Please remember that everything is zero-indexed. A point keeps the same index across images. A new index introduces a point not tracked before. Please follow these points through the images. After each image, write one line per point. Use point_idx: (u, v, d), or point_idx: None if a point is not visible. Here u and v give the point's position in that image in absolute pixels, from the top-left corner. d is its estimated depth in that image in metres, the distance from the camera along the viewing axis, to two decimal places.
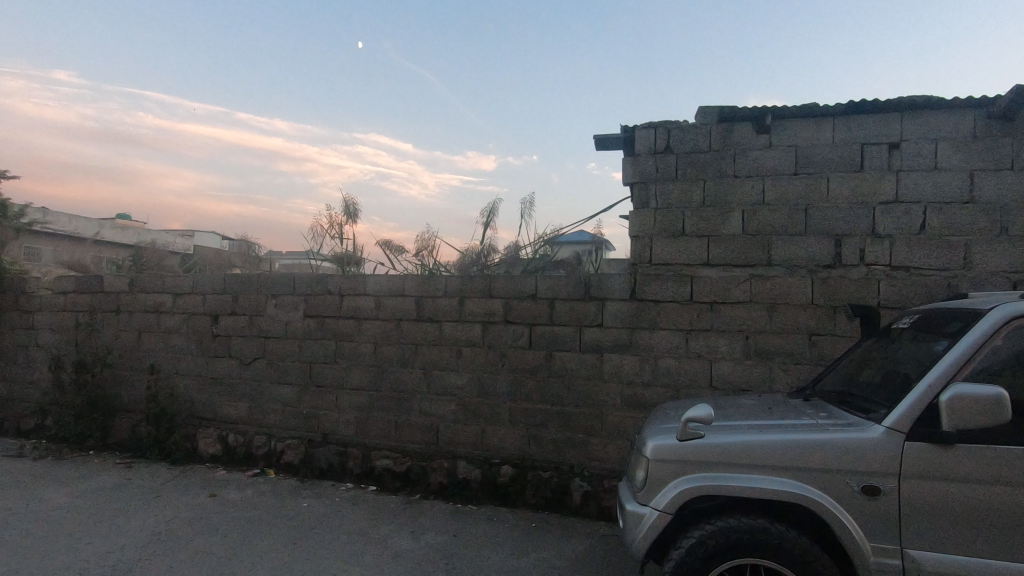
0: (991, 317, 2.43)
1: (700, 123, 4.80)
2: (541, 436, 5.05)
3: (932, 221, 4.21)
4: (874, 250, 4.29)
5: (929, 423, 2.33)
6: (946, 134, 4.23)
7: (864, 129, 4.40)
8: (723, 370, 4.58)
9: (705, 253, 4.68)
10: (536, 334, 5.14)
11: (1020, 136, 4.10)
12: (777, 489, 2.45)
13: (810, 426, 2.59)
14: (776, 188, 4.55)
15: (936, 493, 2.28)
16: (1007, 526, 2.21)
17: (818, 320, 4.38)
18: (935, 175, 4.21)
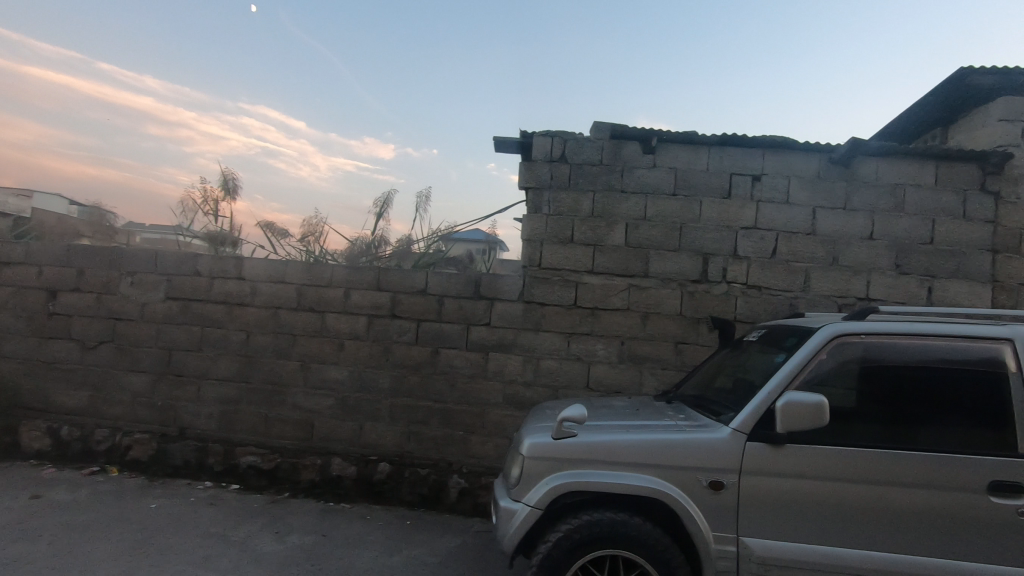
0: (820, 334, 2.80)
1: (593, 137, 5.05)
2: (421, 433, 5.01)
3: (781, 247, 4.78)
4: (734, 270, 4.78)
5: (766, 425, 2.65)
6: (797, 173, 4.82)
7: (733, 161, 4.88)
8: (599, 373, 4.85)
9: (590, 260, 4.93)
10: (423, 330, 5.09)
11: (854, 181, 4.77)
12: (638, 485, 2.64)
13: (670, 427, 2.83)
14: (656, 206, 4.91)
15: (768, 486, 2.58)
16: (820, 516, 2.54)
17: (684, 330, 4.79)
18: (786, 207, 4.79)
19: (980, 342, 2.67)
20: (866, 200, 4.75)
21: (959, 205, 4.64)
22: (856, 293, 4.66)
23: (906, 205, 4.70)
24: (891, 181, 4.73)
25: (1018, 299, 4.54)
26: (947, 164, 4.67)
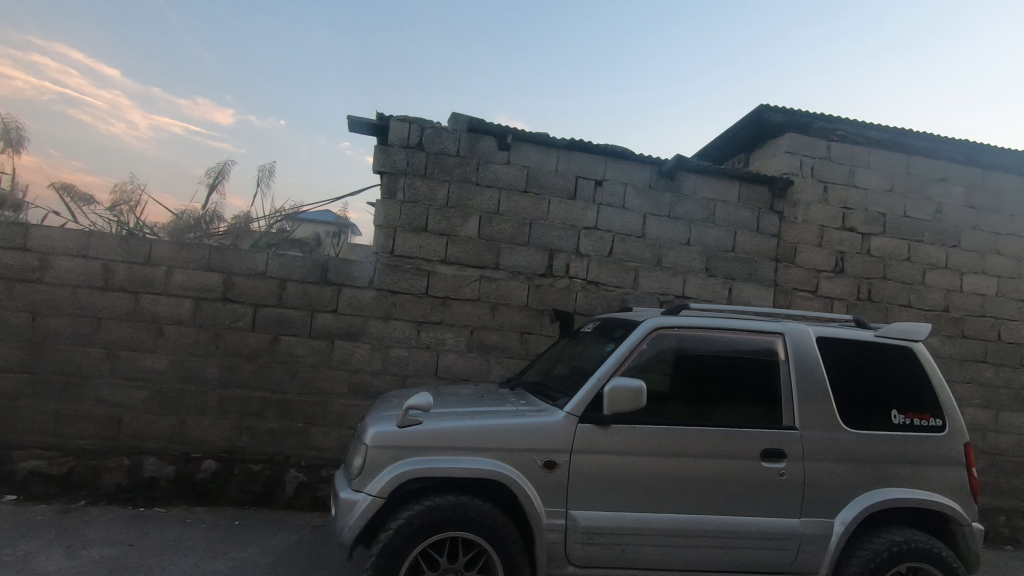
0: (642, 327, 3.17)
1: (451, 128, 5.09)
2: (255, 426, 4.65)
3: (616, 248, 5.27)
4: (575, 266, 5.17)
5: (595, 408, 2.93)
6: (632, 181, 5.34)
7: (579, 164, 5.25)
8: (447, 362, 4.92)
9: (443, 250, 4.97)
10: (262, 316, 4.72)
11: (677, 193, 5.42)
12: (479, 468, 2.76)
13: (511, 412, 3.00)
14: (509, 201, 5.11)
15: (594, 463, 2.85)
16: (636, 487, 2.87)
17: (529, 321, 5.05)
18: (622, 212, 5.29)
19: (762, 336, 3.23)
20: (685, 210, 5.42)
21: (754, 220, 5.52)
22: (675, 291, 5.32)
23: (716, 217, 5.46)
24: (705, 196, 5.46)
25: (792, 301, 5.50)
26: (747, 185, 5.52)
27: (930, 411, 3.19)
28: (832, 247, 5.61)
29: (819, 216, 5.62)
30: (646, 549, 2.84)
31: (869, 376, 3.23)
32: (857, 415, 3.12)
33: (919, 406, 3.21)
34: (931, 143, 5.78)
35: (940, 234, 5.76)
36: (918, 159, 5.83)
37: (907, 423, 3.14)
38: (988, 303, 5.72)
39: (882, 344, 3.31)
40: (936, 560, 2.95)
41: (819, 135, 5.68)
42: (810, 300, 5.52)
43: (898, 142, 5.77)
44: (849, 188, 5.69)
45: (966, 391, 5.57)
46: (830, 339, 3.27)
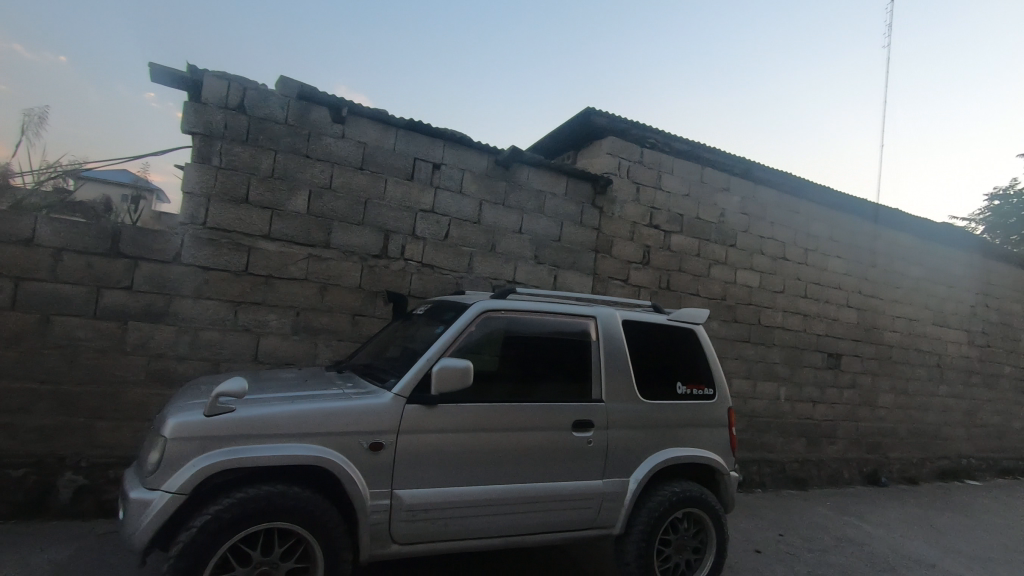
0: (472, 310, 3.29)
1: (279, 93, 4.70)
2: (17, 424, 3.86)
3: (452, 232, 5.35)
4: (411, 249, 5.14)
5: (423, 389, 2.98)
6: (470, 168, 5.46)
7: (417, 146, 5.21)
8: (269, 345, 4.58)
9: (267, 225, 4.59)
10: (27, 292, 3.91)
11: (511, 183, 5.67)
12: (300, 454, 2.64)
13: (336, 396, 2.92)
14: (342, 177, 4.88)
15: (421, 442, 2.91)
16: (461, 463, 2.99)
17: (361, 303, 4.92)
18: (458, 197, 5.38)
19: (578, 319, 3.56)
20: (518, 200, 5.70)
21: (577, 213, 6.01)
22: (506, 276, 5.58)
23: (545, 208, 5.84)
24: (536, 188, 5.80)
25: (607, 288, 6.13)
26: (573, 180, 5.99)
27: (705, 382, 3.83)
28: (640, 242, 6.35)
29: (632, 213, 6.31)
30: (468, 520, 2.99)
31: (662, 354, 3.75)
32: (651, 388, 3.61)
33: (697, 378, 3.82)
34: (719, 157, 6.84)
35: (722, 235, 6.86)
36: (709, 170, 6.84)
37: (688, 393, 3.73)
38: (753, 293, 6.98)
39: (672, 327, 3.87)
40: (704, 505, 3.55)
41: (634, 141, 6.36)
42: (621, 287, 6.20)
43: (695, 153, 6.71)
44: (656, 190, 6.48)
45: (734, 366, 6.77)
46: (633, 322, 3.73)
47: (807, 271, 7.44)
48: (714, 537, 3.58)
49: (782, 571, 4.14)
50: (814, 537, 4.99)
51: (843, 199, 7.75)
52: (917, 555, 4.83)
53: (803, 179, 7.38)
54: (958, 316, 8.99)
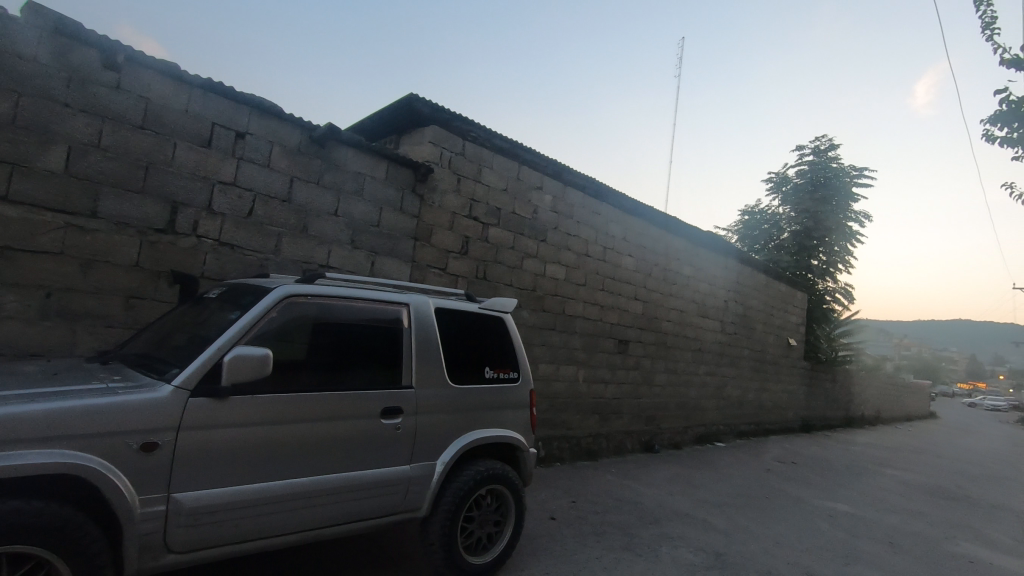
0: (274, 294, 3.06)
1: (27, 22, 3.82)
2: None
3: (257, 209, 4.89)
4: (206, 224, 4.58)
5: (211, 380, 2.70)
6: (280, 140, 5.04)
7: (216, 109, 4.65)
8: (5, 332, 3.72)
9: (4, 184, 3.71)
10: None
11: (327, 161, 5.38)
12: (44, 463, 2.21)
13: (97, 391, 2.50)
14: (116, 135, 4.15)
15: (207, 439, 2.64)
16: (254, 458, 2.79)
17: (139, 284, 4.25)
18: (266, 171, 4.94)
19: (390, 306, 3.54)
20: (334, 180, 5.43)
21: (397, 199, 5.94)
22: (319, 259, 5.29)
23: (363, 191, 5.66)
24: (354, 169, 5.58)
25: (425, 276, 6.18)
26: (393, 165, 5.90)
27: (510, 366, 4.11)
28: (459, 232, 6.52)
29: (452, 204, 6.44)
30: (262, 517, 2.80)
31: (472, 340, 3.93)
32: (460, 373, 3.76)
33: (503, 363, 4.08)
34: (533, 156, 7.31)
35: (535, 230, 7.36)
36: (525, 168, 7.28)
37: (494, 377, 3.96)
38: (559, 285, 7.64)
39: (482, 315, 4.06)
40: (505, 480, 3.78)
41: (456, 132, 6.48)
42: (439, 276, 6.30)
43: (512, 151, 7.08)
44: (476, 183, 6.69)
45: (541, 352, 7.35)
46: (445, 310, 3.84)
47: (604, 266, 8.36)
48: (514, 509, 3.83)
49: (570, 533, 4.64)
50: (599, 501, 5.68)
51: (635, 205, 8.87)
52: (675, 506, 5.80)
53: (604, 184, 8.26)
54: (714, 309, 10.92)
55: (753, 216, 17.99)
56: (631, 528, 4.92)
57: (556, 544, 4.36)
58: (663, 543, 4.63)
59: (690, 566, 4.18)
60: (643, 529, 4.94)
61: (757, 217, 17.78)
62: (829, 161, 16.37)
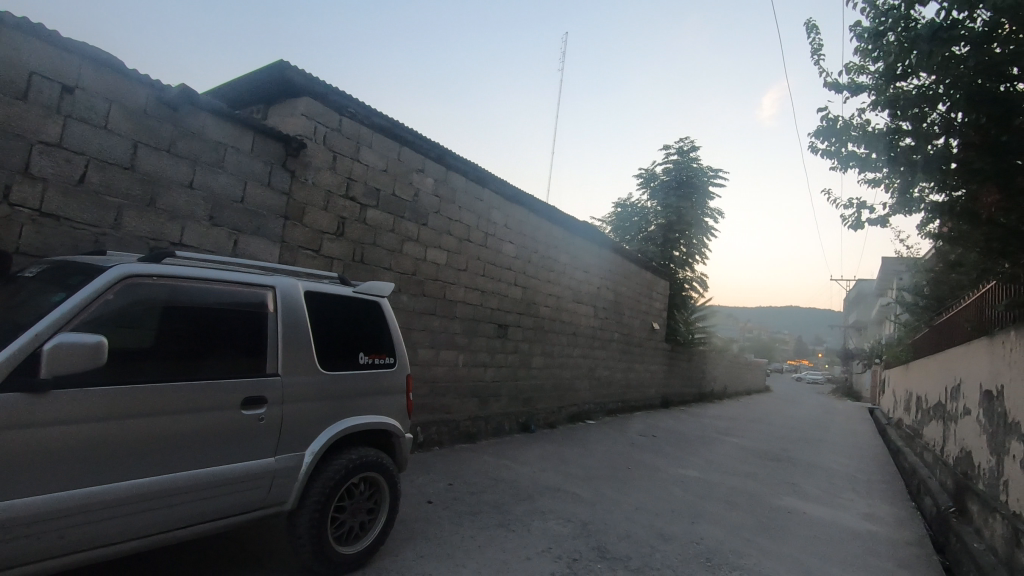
0: (112, 273, 2.71)
1: None
2: None
3: (91, 176, 4.27)
4: (22, 190, 3.90)
5: (27, 372, 2.33)
6: (120, 99, 4.43)
7: (34, 55, 3.96)
8: None
9: None
10: None
11: (180, 127, 4.82)
12: None
13: None
14: None
15: (21, 439, 2.28)
16: (85, 459, 2.46)
17: None
18: (102, 133, 4.32)
19: (253, 289, 3.30)
20: (189, 148, 4.89)
21: (265, 174, 5.50)
22: (170, 236, 4.75)
23: (225, 163, 5.16)
24: (214, 138, 5.07)
25: (296, 258, 5.81)
26: (261, 137, 5.45)
27: (386, 351, 4.04)
28: (334, 212, 6.21)
29: (326, 182, 6.11)
30: (95, 525, 2.48)
31: (346, 325, 3.79)
32: (332, 359, 3.62)
33: (379, 348, 4.00)
34: (415, 138, 7.16)
35: (416, 214, 7.24)
36: (406, 150, 7.11)
37: (369, 363, 3.87)
38: (440, 270, 7.60)
39: (356, 299, 3.92)
40: (379, 467, 3.68)
41: (332, 107, 6.15)
42: (312, 258, 5.97)
43: (393, 131, 6.88)
44: (353, 162, 6.41)
45: (420, 336, 7.29)
46: (316, 294, 3.66)
47: (486, 252, 8.47)
48: (388, 495, 3.74)
49: (446, 515, 4.70)
50: (476, 481, 5.81)
51: (516, 192, 9.05)
52: (548, 482, 6.11)
53: (486, 171, 8.33)
54: (588, 295, 11.55)
55: (626, 208, 19.17)
56: (505, 506, 5.09)
57: (432, 527, 4.39)
58: (535, 518, 4.87)
59: (558, 537, 4.43)
60: (516, 506, 5.14)
61: (628, 210, 18.98)
62: (691, 160, 17.85)
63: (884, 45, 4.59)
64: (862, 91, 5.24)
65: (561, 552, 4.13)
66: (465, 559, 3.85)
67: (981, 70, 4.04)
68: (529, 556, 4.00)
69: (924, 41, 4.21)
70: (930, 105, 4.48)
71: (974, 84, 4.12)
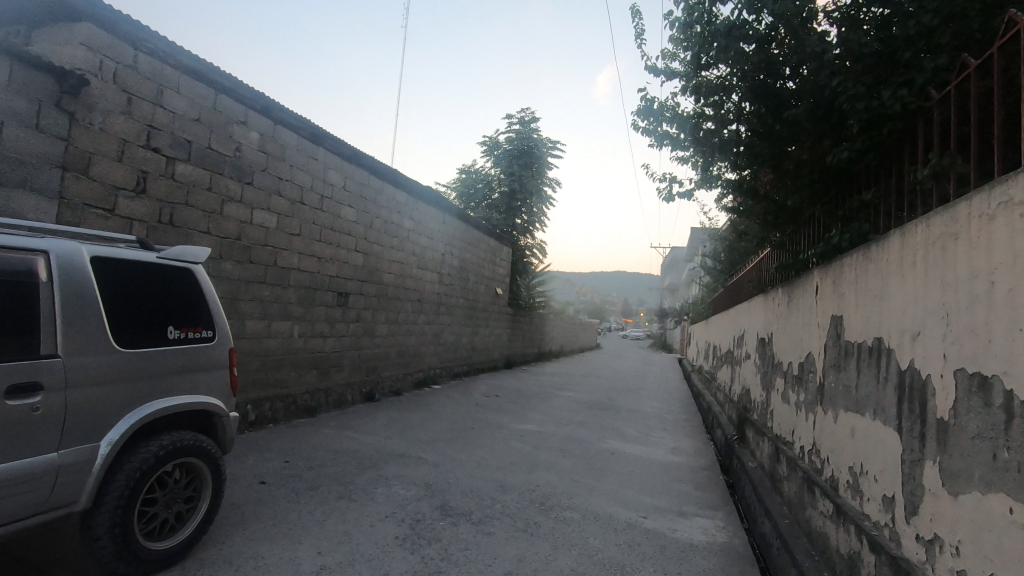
0: None
1: None
2: None
3: None
4: None
5: None
6: None
7: None
8: None
9: None
10: None
11: None
12: None
13: None
14: None
15: None
16: None
17: None
18: None
19: (18, 254, 2.73)
20: None
21: (32, 114, 4.49)
22: None
23: None
24: None
25: (82, 218, 4.89)
26: (24, 68, 4.42)
27: (202, 325, 3.63)
28: (132, 165, 5.32)
29: (119, 128, 5.19)
30: None
31: (150, 296, 3.32)
32: (131, 336, 3.15)
33: (193, 322, 3.58)
34: (234, 85, 6.37)
35: (238, 171, 6.50)
36: (223, 98, 6.30)
37: (181, 337, 3.45)
38: (270, 235, 6.96)
39: (163, 266, 3.43)
40: (195, 450, 3.31)
41: (123, 38, 5.21)
42: (104, 219, 5.07)
43: (206, 75, 6.04)
44: (155, 107, 5.52)
45: (248, 307, 6.66)
46: (108, 261, 3.14)
47: (323, 216, 7.94)
48: (209, 480, 3.39)
49: (282, 494, 4.44)
50: (315, 456, 5.56)
51: (355, 153, 8.58)
52: (392, 449, 6.08)
53: (321, 128, 7.75)
54: (433, 261, 11.50)
55: (469, 174, 19.22)
56: (347, 477, 4.98)
57: (266, 508, 4.13)
58: (378, 485, 4.84)
59: (402, 501, 4.46)
60: (358, 475, 5.05)
61: (472, 176, 19.06)
62: (532, 130, 18.40)
63: (692, 36, 5.14)
64: (674, 76, 5.83)
65: (405, 516, 4.16)
66: (303, 536, 3.69)
67: (762, 66, 4.73)
68: (372, 523, 3.97)
69: (722, 36, 4.79)
70: (725, 94, 5.14)
71: (758, 78, 4.81)
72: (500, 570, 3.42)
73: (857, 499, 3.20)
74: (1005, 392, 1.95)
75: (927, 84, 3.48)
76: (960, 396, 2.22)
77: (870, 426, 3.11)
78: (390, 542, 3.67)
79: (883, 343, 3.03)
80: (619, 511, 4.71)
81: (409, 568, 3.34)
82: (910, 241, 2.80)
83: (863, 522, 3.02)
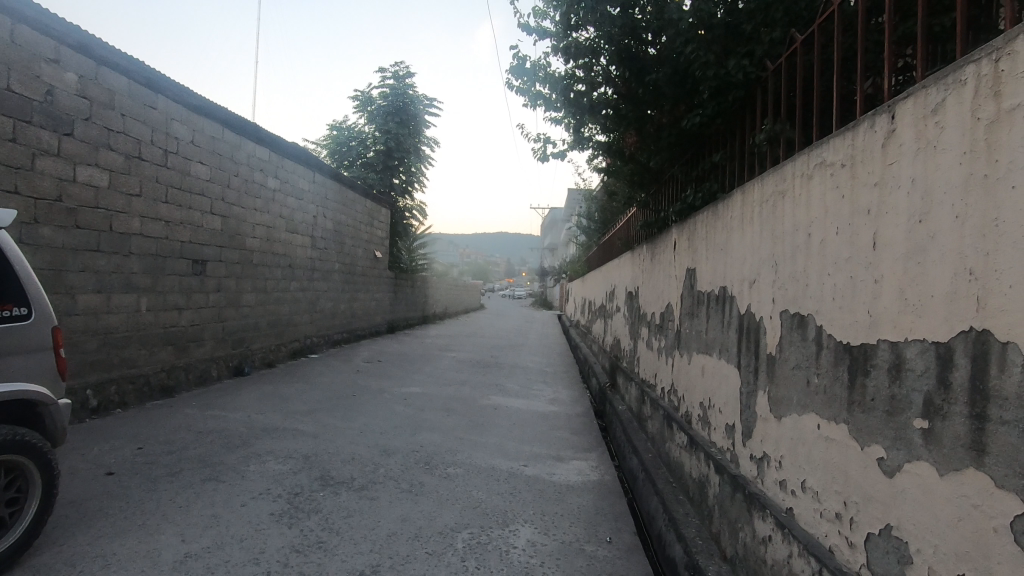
0: None
1: None
2: None
3: None
4: None
5: None
6: None
7: None
8: None
9: None
10: None
11: None
12: None
13: None
14: None
15: None
16: None
17: None
18: None
19: None
20: None
21: None
22: None
23: None
24: None
25: None
26: None
27: (13, 302, 3.08)
28: None
29: None
30: None
31: None
32: None
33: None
34: (35, 13, 5.30)
35: (52, 120, 5.50)
36: (24, 30, 5.23)
37: None
38: (101, 195, 6.03)
39: None
40: (15, 447, 2.85)
41: None
42: None
43: None
44: None
45: (79, 279, 5.79)
46: None
47: (168, 173, 7.03)
48: (38, 478, 2.96)
49: (137, 483, 4.02)
50: (175, 439, 5.09)
51: (204, 103, 7.64)
52: (266, 424, 5.73)
53: (158, 72, 6.76)
54: (303, 224, 10.77)
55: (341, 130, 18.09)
56: (214, 457, 4.63)
57: (117, 501, 3.72)
58: (251, 461, 4.57)
59: (278, 476, 4.26)
60: (227, 454, 4.72)
61: (344, 132, 17.97)
62: (407, 86, 17.67)
63: None
64: (546, 35, 5.86)
65: (280, 491, 3.98)
66: (164, 525, 3.39)
67: (627, 30, 4.90)
68: (245, 502, 3.75)
69: None
70: (594, 57, 5.29)
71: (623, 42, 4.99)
72: (385, 533, 3.42)
73: (706, 430, 3.61)
74: (816, 327, 2.28)
75: (765, 55, 3.84)
76: (784, 333, 2.57)
77: (717, 365, 3.50)
78: (265, 519, 3.50)
79: (727, 291, 3.39)
80: (501, 463, 4.90)
81: (287, 543, 3.22)
82: (749, 199, 3.12)
83: (710, 449, 3.43)
